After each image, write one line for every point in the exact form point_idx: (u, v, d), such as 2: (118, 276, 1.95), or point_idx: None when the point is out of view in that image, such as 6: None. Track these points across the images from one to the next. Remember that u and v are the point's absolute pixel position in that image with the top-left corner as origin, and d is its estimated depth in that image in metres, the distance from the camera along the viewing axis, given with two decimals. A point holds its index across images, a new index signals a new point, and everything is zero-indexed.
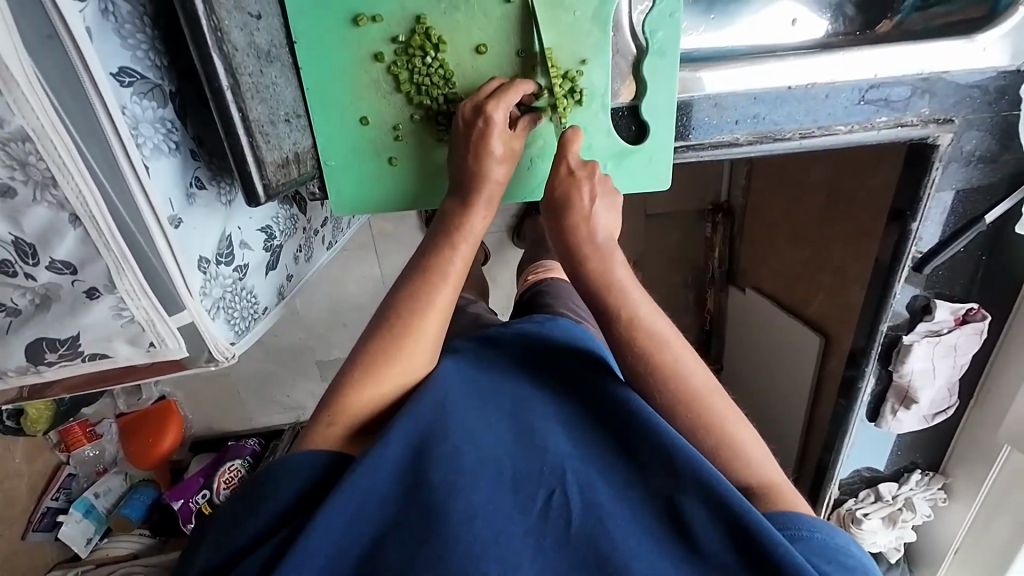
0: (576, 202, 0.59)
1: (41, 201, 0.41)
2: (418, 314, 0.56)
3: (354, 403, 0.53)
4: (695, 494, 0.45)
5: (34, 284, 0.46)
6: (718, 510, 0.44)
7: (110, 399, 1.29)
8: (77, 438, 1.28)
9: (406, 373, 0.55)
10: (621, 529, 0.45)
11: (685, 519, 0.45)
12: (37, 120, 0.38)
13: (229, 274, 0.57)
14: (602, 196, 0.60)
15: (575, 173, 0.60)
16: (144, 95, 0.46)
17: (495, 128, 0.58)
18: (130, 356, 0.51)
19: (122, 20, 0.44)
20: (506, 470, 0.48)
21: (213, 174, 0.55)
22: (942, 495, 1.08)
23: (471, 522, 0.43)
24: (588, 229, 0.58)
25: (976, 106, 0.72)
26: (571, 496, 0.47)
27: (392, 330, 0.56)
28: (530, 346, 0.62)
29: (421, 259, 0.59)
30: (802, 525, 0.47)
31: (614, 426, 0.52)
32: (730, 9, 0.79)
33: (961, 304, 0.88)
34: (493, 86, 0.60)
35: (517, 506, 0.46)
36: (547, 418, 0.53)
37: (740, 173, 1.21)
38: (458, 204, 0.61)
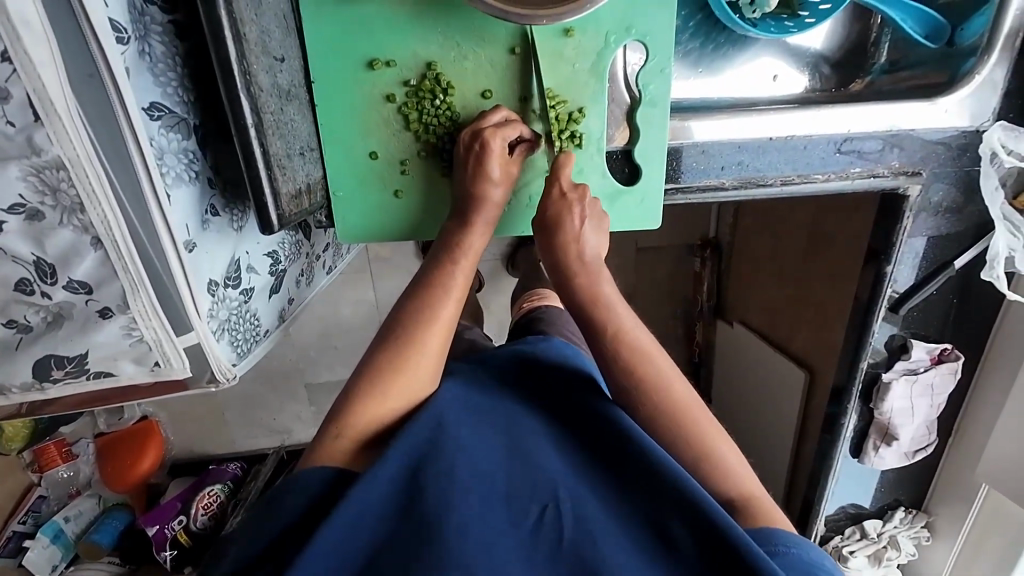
0: (567, 223, 0.64)
1: (67, 224, 0.44)
2: (420, 332, 0.58)
3: (357, 420, 0.54)
4: (683, 512, 0.47)
5: (48, 302, 0.47)
6: (700, 530, 0.46)
7: (89, 418, 1.27)
8: (52, 459, 1.23)
9: (409, 388, 0.57)
10: (610, 540, 0.47)
11: (673, 536, 0.47)
12: (73, 150, 0.41)
13: (235, 297, 0.59)
14: (590, 218, 0.65)
15: (567, 195, 0.65)
16: (171, 128, 0.49)
17: (490, 154, 0.62)
18: (133, 375, 0.52)
19: (156, 60, 0.48)
20: (499, 488, 0.50)
21: (227, 202, 0.58)
22: (925, 534, 1.09)
23: (464, 535, 0.46)
24: (577, 248, 0.65)
25: (941, 161, 0.78)
26: (561, 510, 0.49)
27: (395, 347, 0.57)
28: (524, 368, 0.63)
29: (429, 269, 0.62)
30: (780, 540, 0.49)
31: (604, 448, 0.53)
32: (717, 63, 0.85)
33: (936, 344, 0.91)
34: (495, 119, 0.63)
35: (510, 519, 0.48)
36: (539, 430, 0.55)
37: (728, 212, 1.27)
38: (456, 223, 0.64)
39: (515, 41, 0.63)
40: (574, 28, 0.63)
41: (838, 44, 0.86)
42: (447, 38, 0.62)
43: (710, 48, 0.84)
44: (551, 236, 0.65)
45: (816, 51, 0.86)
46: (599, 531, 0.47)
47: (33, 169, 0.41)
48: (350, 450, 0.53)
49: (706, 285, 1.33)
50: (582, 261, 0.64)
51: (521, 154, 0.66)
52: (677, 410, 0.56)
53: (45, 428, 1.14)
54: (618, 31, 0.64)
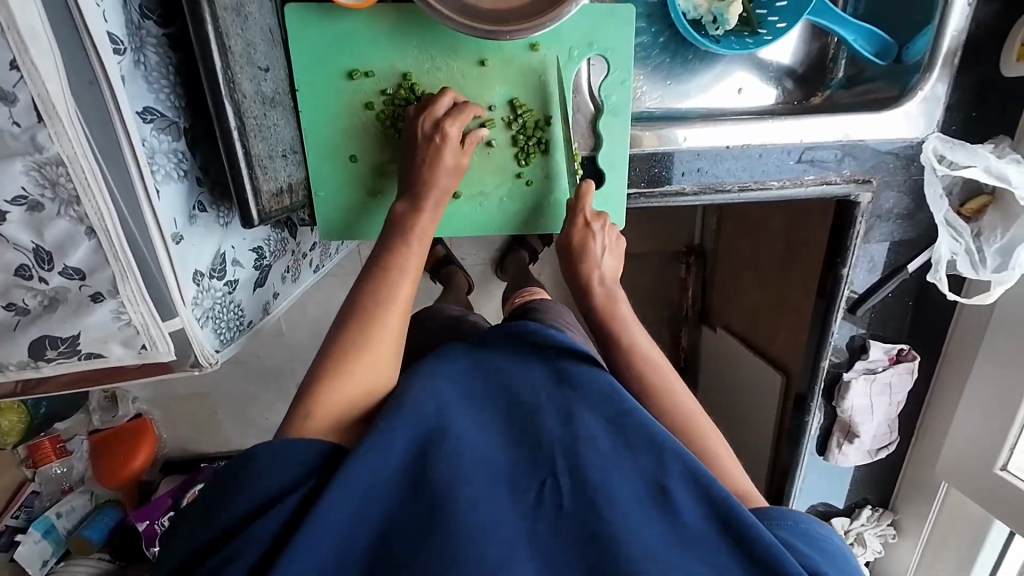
0: (590, 248, 0.73)
1: (64, 215, 0.48)
2: (383, 319, 0.63)
3: (329, 396, 0.57)
4: (679, 471, 0.52)
5: (44, 287, 0.51)
6: (703, 497, 0.50)
7: (84, 414, 1.30)
8: (45, 454, 1.27)
9: (368, 365, 0.60)
10: (614, 499, 0.50)
11: (669, 494, 0.51)
12: (72, 148, 0.45)
13: (219, 288, 0.64)
14: (609, 247, 0.74)
15: (591, 226, 0.73)
16: (162, 130, 0.54)
17: (449, 142, 0.66)
18: (122, 357, 0.56)
19: (150, 68, 0.53)
20: (502, 468, 0.53)
21: (214, 199, 0.62)
22: (892, 531, 1.12)
23: (473, 509, 0.48)
24: (598, 272, 0.74)
25: (892, 170, 0.83)
26: (563, 483, 0.52)
27: (357, 325, 0.62)
28: (529, 352, 0.66)
29: (381, 253, 0.67)
30: (781, 516, 0.53)
31: (605, 420, 0.56)
32: (685, 76, 0.90)
33: (893, 345, 0.96)
34: (445, 103, 0.67)
35: (513, 494, 0.51)
36: (541, 405, 0.59)
37: (711, 219, 1.32)
38: (407, 206, 0.68)
39: (484, 54, 0.68)
40: (539, 44, 0.69)
41: (799, 60, 0.92)
42: (422, 52, 0.67)
43: (679, 62, 0.89)
44: (576, 261, 0.74)
45: (780, 65, 0.91)
46: (603, 490, 0.51)
47: (35, 164, 0.46)
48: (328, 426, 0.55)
49: (692, 291, 1.38)
50: (604, 285, 0.74)
51: (474, 142, 0.69)
52: (679, 409, 0.62)
53: (39, 423, 1.18)
54: (580, 46, 0.69)
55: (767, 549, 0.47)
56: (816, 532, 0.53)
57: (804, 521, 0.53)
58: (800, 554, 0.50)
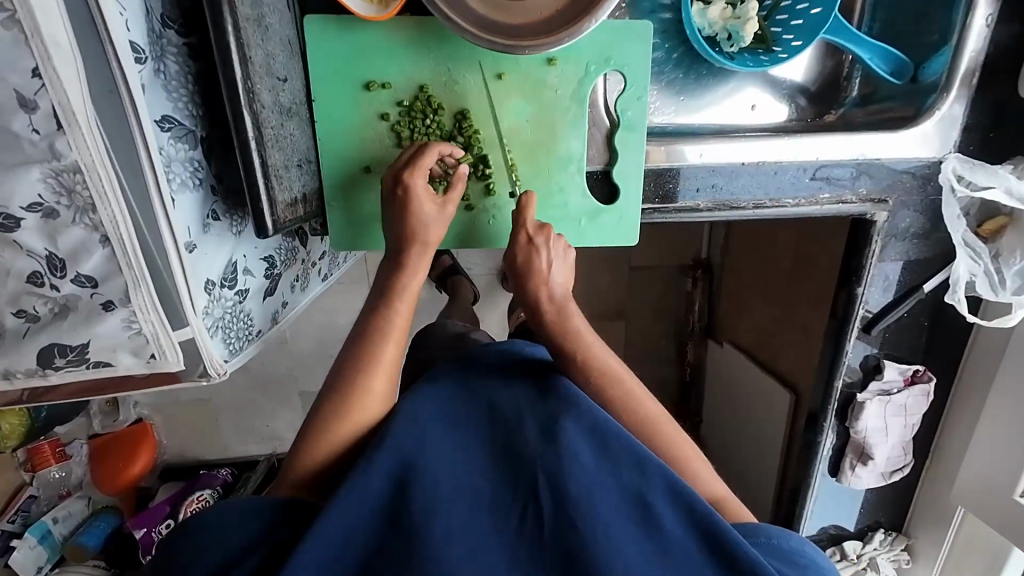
0: (534, 263, 0.68)
1: (79, 223, 0.48)
2: (381, 346, 0.63)
3: (329, 432, 0.59)
4: (663, 487, 0.52)
5: (56, 294, 0.51)
6: (686, 511, 0.51)
7: (86, 418, 1.29)
8: (44, 458, 1.26)
9: (369, 398, 0.61)
10: (596, 518, 0.49)
11: (654, 511, 0.51)
12: (89, 156, 0.45)
13: (230, 297, 0.64)
14: (557, 256, 0.69)
15: (534, 240, 0.68)
16: (179, 139, 0.54)
17: (416, 195, 0.65)
18: (130, 366, 0.55)
19: (170, 77, 0.53)
20: (480, 494, 0.52)
21: (228, 208, 0.62)
22: (905, 556, 1.10)
23: (446, 542, 0.46)
24: (547, 289, 0.68)
25: (908, 190, 0.83)
26: (543, 505, 0.50)
27: (357, 357, 0.62)
28: (513, 370, 0.66)
29: (382, 278, 0.67)
30: (760, 532, 0.54)
31: (589, 436, 0.56)
32: (698, 93, 0.90)
33: (908, 366, 0.94)
34: (427, 157, 0.66)
35: (492, 524, 0.49)
36: (524, 421, 0.59)
37: (719, 234, 1.32)
38: (418, 238, 0.67)
39: (502, 68, 0.68)
40: (556, 58, 0.69)
41: (814, 78, 0.91)
42: (439, 65, 0.67)
43: (692, 78, 0.89)
44: (524, 282, 0.68)
45: (794, 83, 0.91)
46: (586, 507, 0.49)
47: (52, 171, 0.45)
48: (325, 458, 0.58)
49: (698, 305, 1.36)
50: (554, 302, 0.68)
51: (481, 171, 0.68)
52: (653, 427, 0.63)
53: (40, 426, 1.17)
54: (598, 61, 0.69)
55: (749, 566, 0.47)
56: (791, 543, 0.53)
57: (783, 539, 0.53)
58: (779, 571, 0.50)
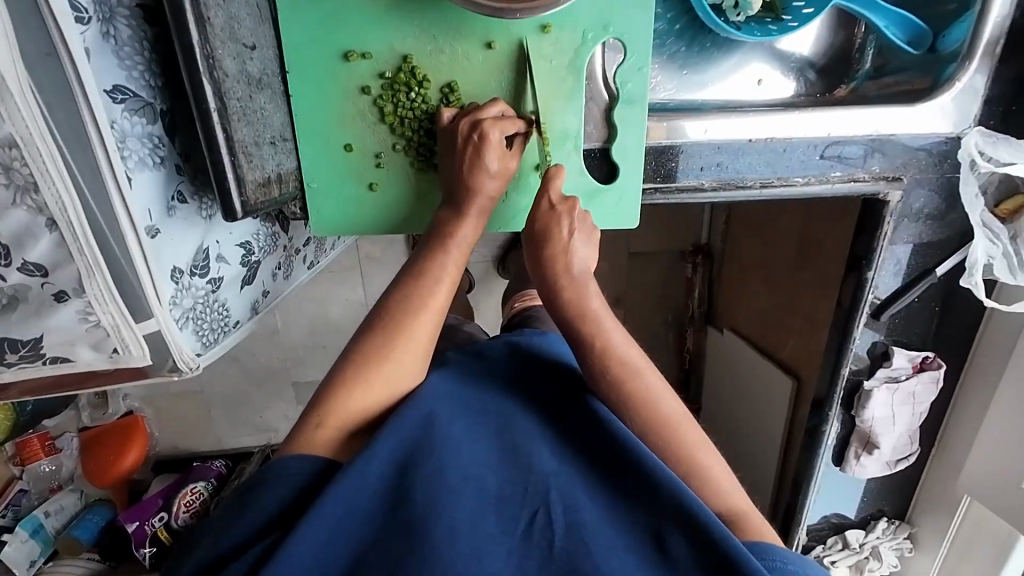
0: (555, 234, 0.62)
1: (21, 204, 0.43)
2: (413, 331, 0.58)
3: (342, 407, 0.55)
4: (675, 514, 0.49)
5: (2, 284, 0.46)
6: (698, 538, 0.47)
7: (74, 411, 1.26)
8: (33, 452, 1.24)
9: (393, 379, 0.57)
10: (604, 544, 0.48)
11: (665, 542, 0.48)
12: (26, 128, 0.40)
13: (201, 286, 0.59)
14: (580, 231, 0.63)
15: (556, 208, 0.63)
16: (135, 112, 0.49)
17: (489, 144, 0.61)
18: (91, 361, 0.51)
19: (122, 43, 0.48)
20: (489, 494, 0.51)
21: (196, 190, 0.57)
22: (908, 545, 1.08)
23: (453, 540, 0.45)
24: (566, 261, 0.62)
25: (922, 167, 0.78)
26: (555, 515, 0.49)
27: (385, 334, 0.58)
28: (519, 365, 0.65)
29: (411, 265, 0.62)
30: (777, 556, 0.49)
31: (600, 458, 0.55)
32: (701, 66, 0.84)
33: (918, 353, 0.90)
34: (493, 112, 0.63)
35: (500, 523, 0.49)
36: (534, 433, 0.57)
37: (720, 218, 1.27)
38: (449, 214, 0.63)
39: (492, 36, 0.63)
40: (551, 24, 0.63)
41: (823, 50, 0.86)
42: (423, 32, 0.62)
43: (696, 50, 0.84)
44: (540, 249, 0.63)
45: (802, 56, 0.86)
46: (595, 534, 0.48)
47: None
48: (332, 442, 0.54)
49: (698, 291, 1.33)
50: (571, 276, 0.62)
51: (519, 148, 0.65)
52: (669, 431, 0.57)
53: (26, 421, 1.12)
54: (595, 28, 0.64)
55: None
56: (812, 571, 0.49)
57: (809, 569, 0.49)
58: None
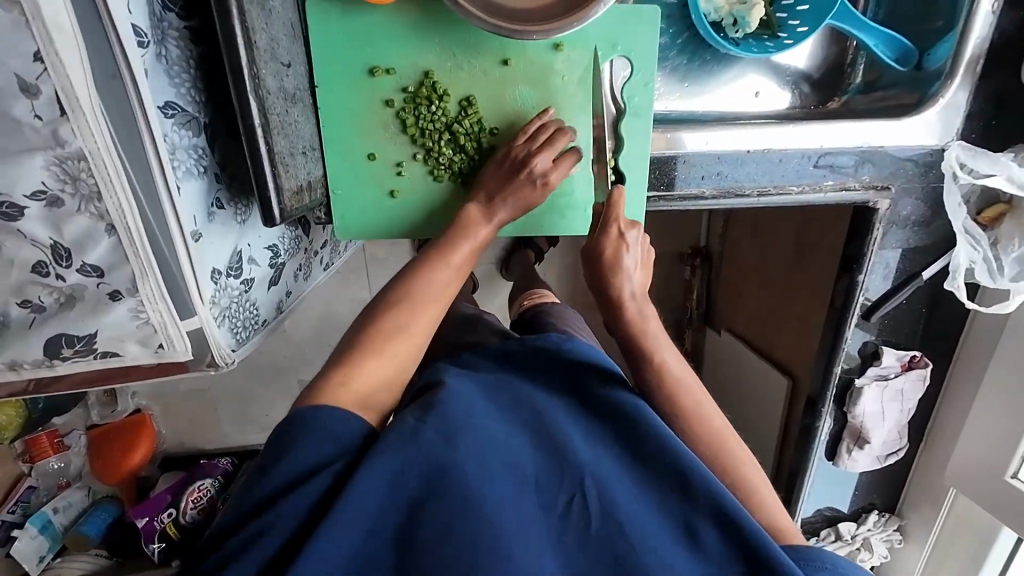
0: (621, 262, 0.67)
1: (84, 212, 0.47)
2: (424, 306, 0.60)
3: (354, 373, 0.54)
4: (711, 507, 0.49)
5: (62, 284, 0.50)
6: (729, 530, 0.48)
7: (83, 409, 1.29)
8: (43, 449, 1.26)
9: (404, 348, 0.58)
10: (640, 532, 0.48)
11: (698, 532, 0.49)
12: (94, 143, 0.44)
13: (236, 286, 0.63)
14: (639, 259, 0.69)
15: (623, 237, 0.67)
16: (183, 125, 0.53)
17: (550, 184, 0.66)
18: (138, 356, 0.55)
19: (172, 62, 0.52)
20: (528, 486, 0.50)
21: (232, 196, 0.62)
22: (897, 536, 1.12)
23: (495, 536, 0.45)
24: (627, 283, 0.67)
25: (909, 177, 0.83)
26: (589, 505, 0.49)
27: (398, 308, 0.60)
28: (555, 356, 0.63)
29: (433, 245, 0.64)
30: (825, 558, 0.49)
31: (633, 446, 0.54)
32: (702, 78, 0.89)
33: (906, 351, 0.95)
34: (530, 133, 0.68)
35: (538, 512, 0.49)
36: (566, 419, 0.56)
37: (718, 222, 1.32)
38: (478, 210, 0.66)
39: (508, 53, 0.67)
40: (563, 43, 0.68)
41: (818, 64, 0.91)
42: (444, 50, 0.66)
43: (697, 64, 0.89)
44: (606, 274, 0.67)
45: (797, 70, 0.91)
46: (632, 523, 0.48)
47: (56, 159, 0.44)
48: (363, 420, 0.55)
49: (696, 294, 1.38)
50: (634, 299, 0.67)
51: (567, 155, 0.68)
52: (722, 445, 0.58)
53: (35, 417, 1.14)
54: (604, 46, 0.69)
55: None
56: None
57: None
58: None
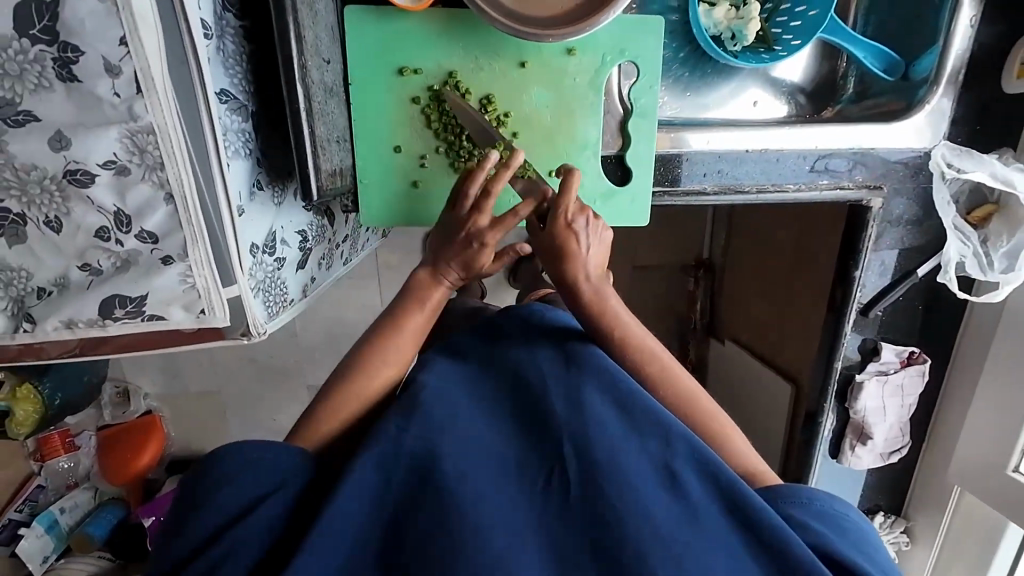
0: (573, 251, 0.63)
1: (147, 181, 0.52)
2: (380, 367, 0.63)
3: (320, 431, 0.60)
4: (685, 453, 0.54)
5: (120, 249, 0.55)
6: (704, 472, 0.53)
7: (96, 409, 1.33)
8: (54, 448, 1.30)
9: (369, 404, 0.62)
10: (622, 480, 0.52)
11: (676, 478, 0.53)
12: (163, 119, 0.50)
13: (270, 263, 0.68)
14: (595, 238, 0.64)
15: (572, 221, 0.63)
16: (233, 111, 0.59)
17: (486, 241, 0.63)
18: (181, 322, 0.59)
19: (228, 54, 0.58)
20: (508, 459, 0.55)
21: (270, 179, 0.67)
22: (904, 538, 1.13)
23: (480, 500, 0.51)
24: (583, 270, 0.64)
25: (900, 178, 0.88)
26: (569, 463, 0.54)
27: (356, 372, 0.63)
28: (536, 335, 0.69)
29: (390, 313, 0.66)
30: (799, 494, 0.56)
31: (612, 401, 0.59)
32: (703, 88, 0.95)
33: (904, 348, 0.98)
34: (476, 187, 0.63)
35: (520, 481, 0.53)
36: (548, 388, 0.61)
37: (721, 233, 1.36)
38: (428, 274, 0.66)
39: (525, 56, 0.74)
40: (576, 48, 0.74)
41: (811, 77, 0.98)
42: (467, 53, 0.73)
43: (698, 75, 0.95)
44: (561, 267, 0.64)
45: (792, 83, 0.97)
46: (614, 469, 0.52)
47: (128, 132, 0.50)
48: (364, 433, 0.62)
49: (700, 305, 1.42)
50: (590, 283, 0.64)
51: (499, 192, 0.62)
52: (695, 405, 0.63)
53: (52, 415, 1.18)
54: (613, 52, 0.75)
55: (767, 527, 0.50)
56: (824, 502, 0.56)
57: (836, 508, 0.55)
58: (808, 529, 0.53)
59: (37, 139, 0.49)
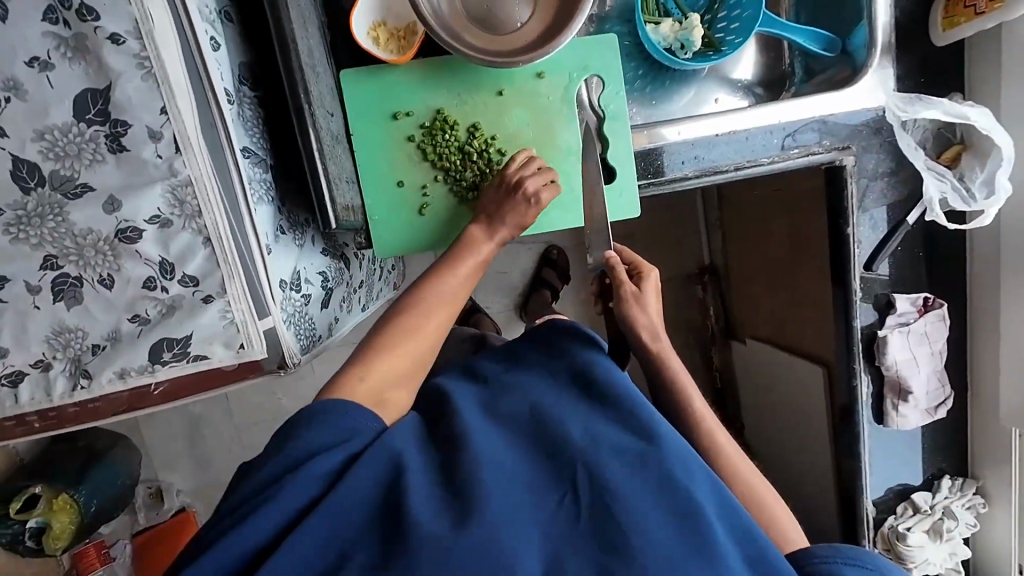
0: (643, 300, 0.72)
1: (188, 228, 0.59)
2: (431, 317, 0.69)
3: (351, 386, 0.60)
4: (706, 486, 0.51)
5: (164, 295, 0.61)
6: (724, 508, 0.51)
7: (131, 514, 1.37)
8: (90, 562, 1.24)
9: (405, 352, 0.65)
10: (637, 514, 0.48)
11: (696, 507, 0.49)
12: (199, 170, 0.57)
13: (297, 299, 0.73)
14: (654, 294, 0.74)
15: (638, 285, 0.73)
16: (255, 164, 0.68)
17: (528, 190, 0.77)
18: (222, 358, 0.63)
19: (247, 119, 0.68)
20: (523, 477, 0.51)
21: (291, 224, 0.74)
22: (980, 500, 1.06)
23: (488, 508, 0.48)
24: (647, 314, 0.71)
25: (865, 137, 0.94)
26: (583, 489, 0.50)
27: (396, 329, 0.66)
28: (559, 361, 0.64)
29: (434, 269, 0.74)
30: (838, 553, 0.55)
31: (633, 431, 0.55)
32: (666, 95, 1.05)
33: (918, 295, 0.99)
34: (521, 158, 0.81)
35: (532, 497, 0.50)
36: (567, 411, 0.57)
37: (716, 239, 1.49)
38: (477, 231, 0.77)
39: (501, 85, 0.83)
40: (544, 72, 0.84)
41: (761, 72, 1.08)
42: (450, 91, 0.83)
43: (658, 85, 1.05)
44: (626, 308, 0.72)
45: (746, 79, 1.07)
46: (628, 502, 0.48)
47: (170, 187, 0.57)
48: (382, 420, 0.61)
49: (712, 310, 1.53)
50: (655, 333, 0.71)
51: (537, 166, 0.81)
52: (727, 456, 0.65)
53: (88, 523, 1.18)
54: (577, 70, 0.85)
55: None
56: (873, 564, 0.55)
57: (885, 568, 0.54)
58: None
59: (92, 206, 0.57)
